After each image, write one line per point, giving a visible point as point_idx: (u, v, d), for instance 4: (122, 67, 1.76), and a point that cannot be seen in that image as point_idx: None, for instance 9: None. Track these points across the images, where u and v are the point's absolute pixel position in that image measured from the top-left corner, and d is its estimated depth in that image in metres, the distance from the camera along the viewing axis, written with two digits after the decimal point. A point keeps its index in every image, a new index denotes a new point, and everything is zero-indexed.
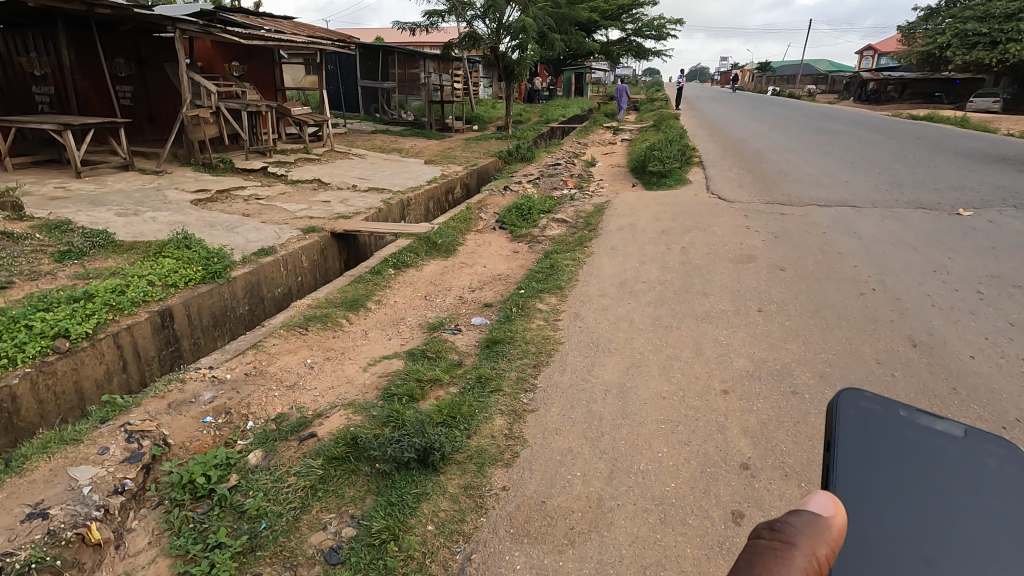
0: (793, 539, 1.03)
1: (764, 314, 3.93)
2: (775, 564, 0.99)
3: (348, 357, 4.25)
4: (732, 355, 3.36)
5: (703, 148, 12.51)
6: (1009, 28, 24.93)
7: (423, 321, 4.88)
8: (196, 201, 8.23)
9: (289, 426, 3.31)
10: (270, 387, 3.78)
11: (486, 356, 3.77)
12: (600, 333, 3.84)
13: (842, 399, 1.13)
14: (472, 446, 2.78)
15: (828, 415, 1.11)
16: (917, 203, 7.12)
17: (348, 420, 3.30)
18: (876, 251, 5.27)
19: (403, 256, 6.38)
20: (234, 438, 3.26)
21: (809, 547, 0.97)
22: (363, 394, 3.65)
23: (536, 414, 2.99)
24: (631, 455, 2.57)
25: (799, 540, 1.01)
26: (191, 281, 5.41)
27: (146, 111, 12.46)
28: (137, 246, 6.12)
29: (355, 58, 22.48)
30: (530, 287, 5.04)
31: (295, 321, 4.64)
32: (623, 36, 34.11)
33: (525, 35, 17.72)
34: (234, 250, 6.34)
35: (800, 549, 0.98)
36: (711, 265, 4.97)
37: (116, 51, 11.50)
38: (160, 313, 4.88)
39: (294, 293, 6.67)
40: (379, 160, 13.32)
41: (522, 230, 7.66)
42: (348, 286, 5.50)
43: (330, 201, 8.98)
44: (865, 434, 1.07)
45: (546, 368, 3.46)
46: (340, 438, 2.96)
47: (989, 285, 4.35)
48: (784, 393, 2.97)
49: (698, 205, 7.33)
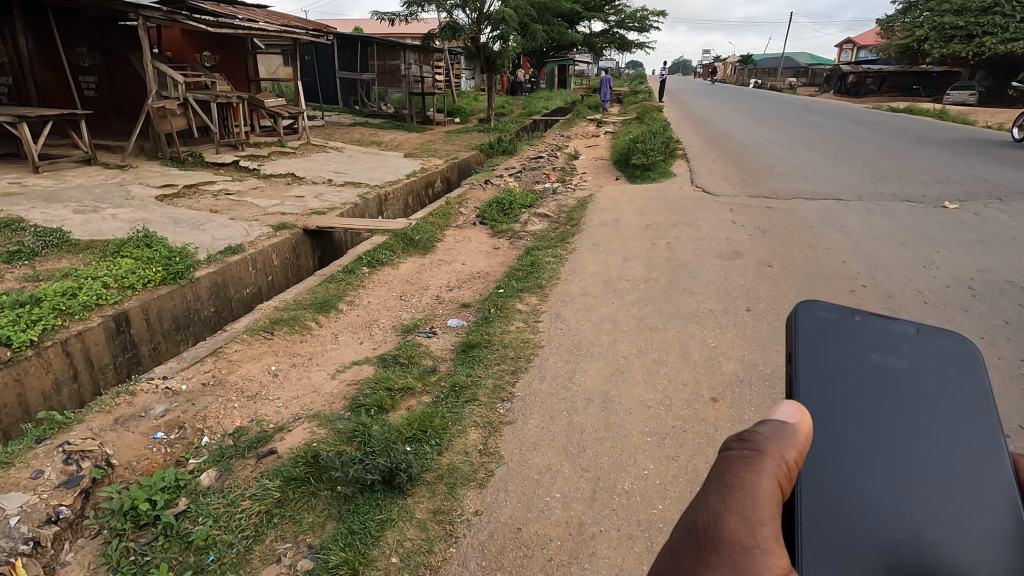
0: (761, 447, 0.94)
1: (752, 313, 3.76)
2: (746, 469, 0.91)
3: (316, 364, 4.00)
4: (720, 359, 3.19)
5: (687, 141, 12.36)
6: (985, 21, 25.25)
7: (397, 323, 4.65)
8: (161, 197, 7.86)
9: (247, 442, 3.06)
10: (229, 397, 3.52)
11: (461, 361, 3.55)
12: (582, 335, 3.64)
13: (799, 310, 1.13)
14: (443, 464, 2.56)
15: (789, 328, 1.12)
16: (903, 195, 7.04)
17: (311, 434, 3.06)
18: (864, 245, 5.15)
19: (379, 254, 6.12)
20: (186, 457, 3.01)
21: (777, 452, 0.92)
22: (329, 404, 3.41)
23: (513, 427, 2.78)
24: (615, 473, 2.38)
25: (768, 445, 0.94)
26: (150, 282, 5.10)
27: (112, 103, 12.01)
28: (94, 245, 5.78)
29: (333, 49, 21.95)
30: (510, 285, 4.83)
31: (260, 325, 4.37)
32: (606, 28, 33.88)
33: (507, 26, 17.41)
34: (199, 249, 6.03)
35: (769, 454, 0.92)
36: (697, 262, 4.80)
37: (78, 40, 11.00)
38: (115, 317, 4.57)
39: (264, 293, 6.37)
40: (357, 153, 12.96)
41: (503, 225, 7.44)
42: (319, 285, 5.24)
43: (304, 196, 8.66)
44: (824, 341, 1.10)
45: (525, 375, 3.26)
46: (301, 456, 2.72)
47: (980, 281, 4.24)
48: (777, 400, 2.80)
49: (682, 199, 7.16)
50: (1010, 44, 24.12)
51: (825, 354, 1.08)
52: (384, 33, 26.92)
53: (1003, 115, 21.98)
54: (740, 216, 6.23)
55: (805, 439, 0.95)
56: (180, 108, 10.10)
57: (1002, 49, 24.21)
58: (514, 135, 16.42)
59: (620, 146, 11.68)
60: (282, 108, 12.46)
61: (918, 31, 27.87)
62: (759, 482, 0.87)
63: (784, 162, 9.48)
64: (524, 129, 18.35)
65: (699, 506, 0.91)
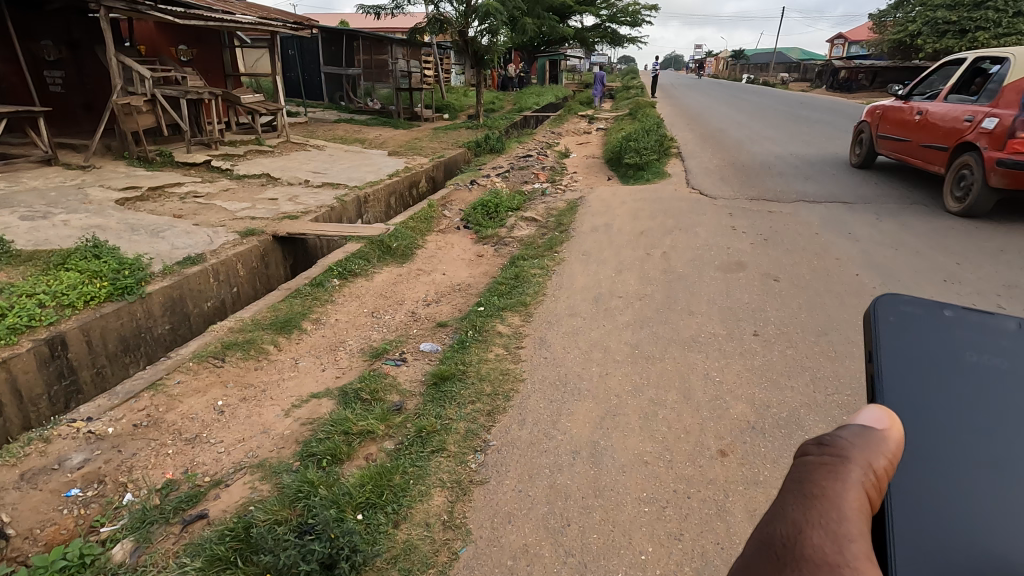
0: (845, 452, 0.78)
1: (760, 338, 3.34)
2: (827, 480, 0.74)
3: (269, 397, 3.53)
4: (726, 398, 2.78)
5: (680, 138, 11.94)
6: (978, 16, 25.05)
7: (365, 345, 4.20)
8: (121, 200, 7.34)
9: (175, 501, 2.60)
10: (163, 441, 3.06)
11: (431, 398, 3.11)
12: (568, 366, 3.21)
13: (878, 304, 0.94)
14: (399, 541, 2.12)
15: (863, 322, 0.93)
16: (911, 197, 6.65)
17: (251, 492, 2.61)
18: (875, 253, 4.76)
19: (352, 264, 5.66)
20: (100, 522, 2.54)
21: (864, 458, 0.75)
22: (278, 450, 2.96)
23: (486, 487, 2.35)
24: (607, 558, 1.95)
25: (852, 452, 0.77)
26: (94, 298, 4.60)
27: (81, 98, 11.41)
28: (37, 256, 5.27)
29: (317, 43, 21.31)
30: (491, 301, 4.40)
31: (210, 350, 3.90)
32: (597, 22, 33.36)
33: (495, 19, 16.89)
34: (154, 259, 5.53)
35: (855, 461, 0.75)
36: (696, 275, 4.38)
37: (42, 33, 10.41)
38: (49, 341, 4.08)
39: (228, 306, 5.89)
40: (339, 151, 12.43)
41: (488, 230, 6.99)
42: (282, 301, 4.77)
43: (278, 198, 8.16)
44: (911, 340, 0.90)
45: (502, 418, 2.82)
46: (231, 528, 2.27)
47: (1009, 297, 3.85)
48: (796, 454, 2.38)
49: (678, 201, 6.74)
50: (1003, 39, 23.88)
51: (916, 349, 0.88)
52: (371, 26, 26.25)
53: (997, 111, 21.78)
54: (740, 220, 5.82)
55: (898, 446, 0.76)
56: (148, 104, 9.55)
57: (995, 45, 24.04)
58: (504, 133, 15.93)
59: (612, 144, 11.24)
60: (259, 104, 11.91)
61: (910, 26, 27.63)
62: (846, 490, 0.71)
63: (782, 161, 9.08)
64: (514, 125, 17.86)
65: (773, 519, 0.75)
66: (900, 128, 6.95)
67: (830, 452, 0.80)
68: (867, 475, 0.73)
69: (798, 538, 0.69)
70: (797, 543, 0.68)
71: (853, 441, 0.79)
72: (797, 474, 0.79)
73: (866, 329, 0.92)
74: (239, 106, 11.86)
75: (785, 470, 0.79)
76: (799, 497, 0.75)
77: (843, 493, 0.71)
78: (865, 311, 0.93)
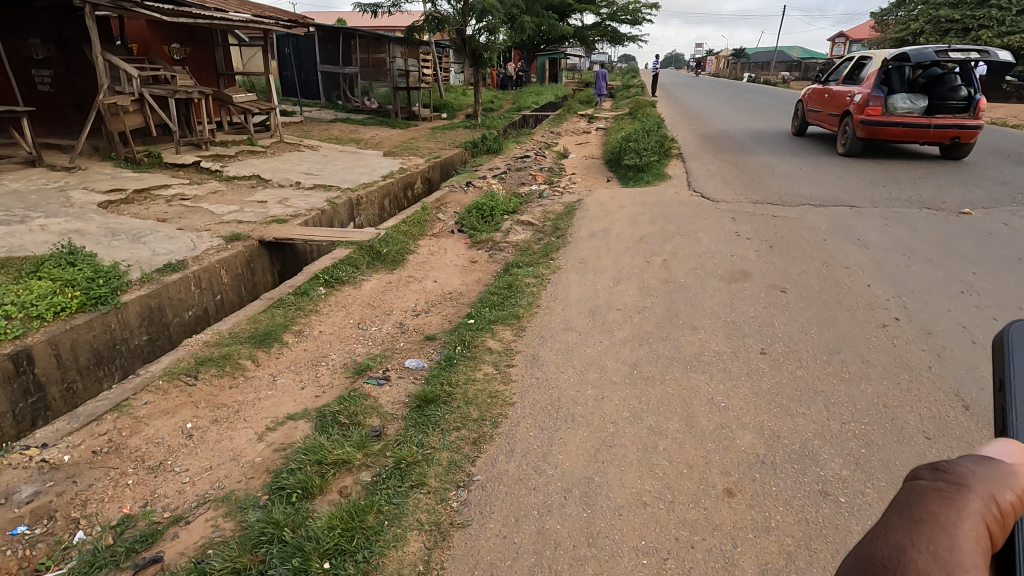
0: (966, 481, 0.70)
1: (767, 357, 3.11)
2: (937, 512, 0.68)
3: (243, 418, 3.31)
4: (732, 427, 2.55)
5: (681, 138, 11.71)
6: (981, 15, 24.83)
7: (349, 361, 3.97)
8: (105, 204, 7.12)
9: (129, 541, 2.38)
10: (124, 470, 2.83)
11: (413, 423, 2.89)
12: (561, 389, 2.98)
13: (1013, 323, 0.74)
14: None
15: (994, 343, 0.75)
16: (921, 200, 6.41)
17: (213, 531, 2.39)
18: (887, 261, 4.54)
19: (339, 271, 5.43)
20: (47, 564, 2.32)
21: (987, 490, 0.67)
22: (247, 481, 2.74)
23: (468, 532, 2.13)
24: None
25: (975, 483, 0.69)
26: (65, 310, 4.38)
27: (71, 98, 11.14)
28: (10, 263, 5.05)
29: (314, 41, 21.07)
30: (482, 312, 4.17)
31: (182, 366, 3.68)
32: (598, 21, 33.09)
33: (493, 17, 16.65)
34: (133, 266, 5.30)
35: (974, 492, 0.67)
36: (698, 286, 4.15)
37: (29, 31, 10.19)
38: (12, 357, 3.86)
39: (211, 315, 5.65)
40: (333, 152, 12.19)
41: (482, 235, 6.77)
42: (264, 311, 4.55)
43: (267, 201, 7.94)
44: None
45: (488, 448, 2.60)
46: None
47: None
48: (810, 493, 2.16)
49: (679, 205, 6.51)
50: (1006, 38, 23.83)
51: None
52: (368, 25, 25.98)
53: (1000, 110, 21.60)
54: (744, 226, 5.59)
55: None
56: (136, 104, 9.32)
57: (998, 44, 23.88)
58: (501, 133, 15.69)
59: (612, 144, 10.99)
60: (251, 103, 11.68)
61: (913, 25, 27.41)
62: (955, 519, 0.65)
63: (785, 162, 8.85)
64: (512, 125, 17.62)
65: (879, 536, 0.72)
66: (831, 95, 9.50)
67: (951, 478, 0.73)
68: (989, 508, 0.66)
69: (899, 561, 0.65)
70: (897, 565, 0.64)
71: (974, 469, 0.71)
72: (906, 498, 0.74)
73: (998, 355, 0.74)
74: (231, 106, 11.63)
75: (891, 494, 0.75)
76: (905, 521, 0.70)
77: (957, 524, 0.65)
78: (996, 334, 0.74)
